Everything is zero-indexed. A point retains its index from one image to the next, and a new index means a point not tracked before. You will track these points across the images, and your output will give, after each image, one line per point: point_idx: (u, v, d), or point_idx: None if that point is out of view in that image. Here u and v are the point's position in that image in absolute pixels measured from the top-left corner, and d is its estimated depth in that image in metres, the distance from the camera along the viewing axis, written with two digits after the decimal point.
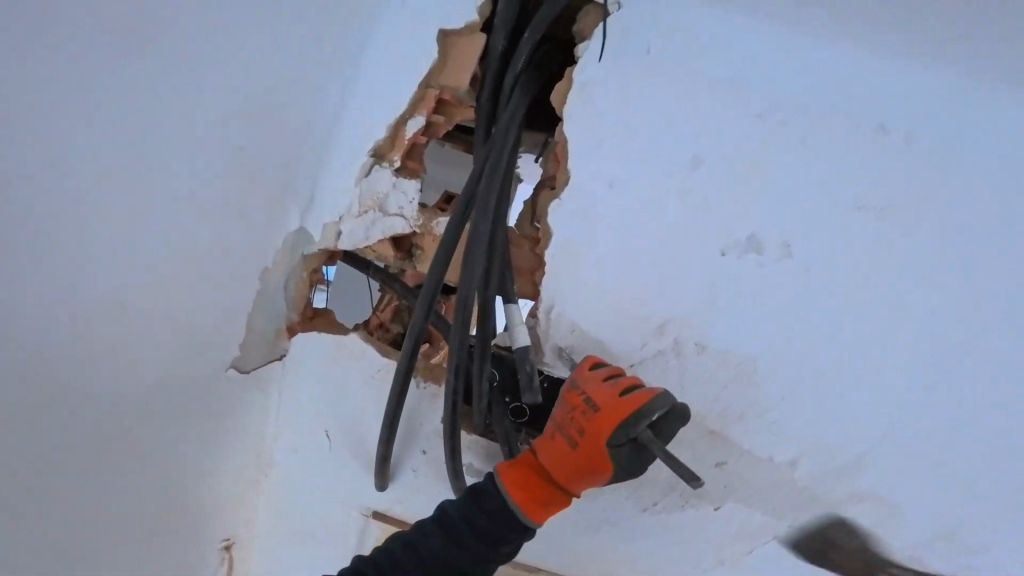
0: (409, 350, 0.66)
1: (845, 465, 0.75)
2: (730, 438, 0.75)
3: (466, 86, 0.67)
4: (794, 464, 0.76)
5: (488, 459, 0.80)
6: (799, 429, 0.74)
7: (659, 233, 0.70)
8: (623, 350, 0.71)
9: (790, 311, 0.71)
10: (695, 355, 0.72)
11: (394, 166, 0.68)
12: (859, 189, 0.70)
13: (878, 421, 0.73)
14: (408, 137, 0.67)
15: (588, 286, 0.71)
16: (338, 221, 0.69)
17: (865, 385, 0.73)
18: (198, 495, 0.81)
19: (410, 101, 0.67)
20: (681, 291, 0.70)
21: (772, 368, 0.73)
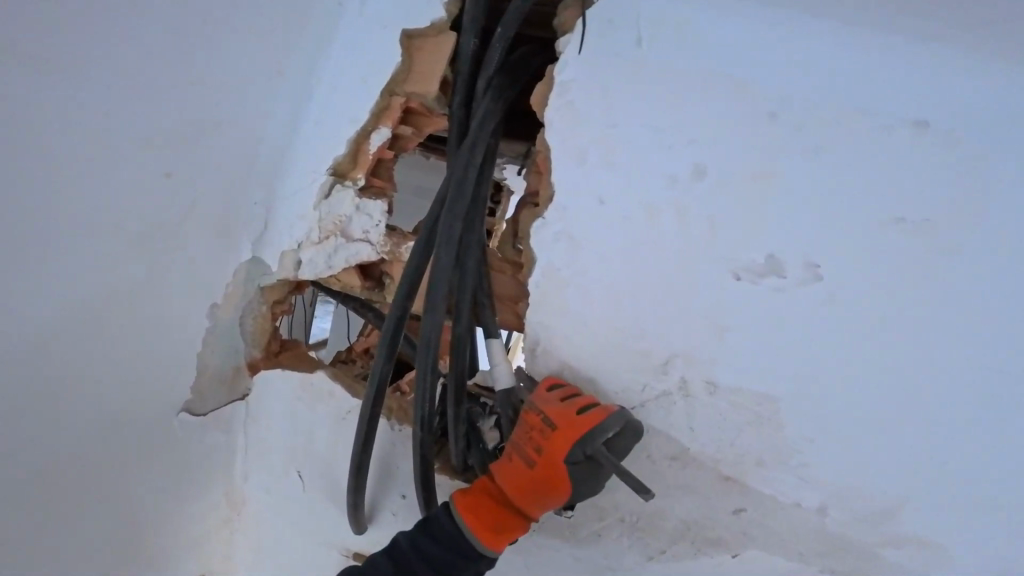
0: (372, 393, 0.58)
1: (885, 513, 0.64)
2: (748, 482, 0.66)
3: (434, 93, 0.59)
4: (823, 512, 0.65)
5: None
6: (830, 474, 0.64)
7: (660, 251, 0.61)
8: (618, 388, 0.62)
9: (816, 340, 0.61)
10: (705, 389, 0.62)
11: (357, 185, 0.61)
12: (897, 198, 0.60)
13: (926, 465, 0.62)
14: (372, 153, 0.60)
15: (576, 316, 0.62)
16: (297, 249, 0.62)
17: (909, 425, 0.62)
18: (175, 532, 0.74)
19: (372, 112, 0.60)
20: (686, 318, 0.61)
21: (796, 405, 0.63)
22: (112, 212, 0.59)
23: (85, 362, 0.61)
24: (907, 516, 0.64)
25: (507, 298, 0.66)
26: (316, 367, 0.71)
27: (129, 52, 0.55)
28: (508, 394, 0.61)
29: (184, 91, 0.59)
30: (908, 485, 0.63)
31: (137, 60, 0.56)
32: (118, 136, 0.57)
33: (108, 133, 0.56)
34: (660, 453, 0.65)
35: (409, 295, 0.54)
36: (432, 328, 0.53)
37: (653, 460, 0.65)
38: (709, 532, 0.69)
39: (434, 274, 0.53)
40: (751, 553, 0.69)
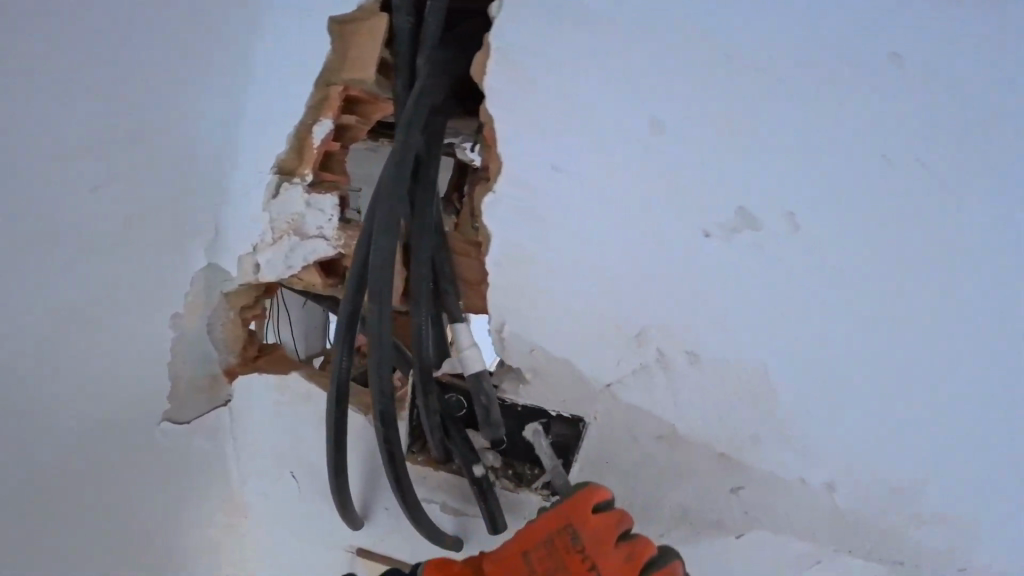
0: (335, 390, 0.57)
1: (908, 488, 0.58)
2: (747, 458, 0.61)
3: (371, 77, 0.57)
4: (831, 486, 0.60)
5: (463, 497, 0.70)
6: (836, 448, 0.58)
7: (625, 220, 0.57)
8: (593, 367, 0.60)
9: (816, 304, 0.54)
10: (688, 363, 0.58)
11: (306, 181, 0.60)
12: (909, 129, 0.49)
13: (956, 438, 0.55)
14: (316, 146, 0.59)
15: (542, 294, 0.59)
16: (254, 251, 0.61)
17: (936, 394, 0.54)
18: (188, 537, 0.77)
19: (309, 104, 0.58)
20: (661, 290, 0.57)
21: (795, 375, 0.57)
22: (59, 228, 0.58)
23: (68, 374, 0.62)
24: (934, 491, 0.57)
25: (473, 281, 0.64)
26: (292, 368, 0.71)
27: (48, 77, 0.54)
28: (477, 379, 0.59)
29: (122, 105, 0.58)
30: (936, 459, 0.56)
31: (55, 83, 0.54)
32: (53, 159, 0.56)
33: (41, 156, 0.55)
34: (648, 434, 0.61)
35: (359, 291, 0.53)
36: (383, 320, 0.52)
37: (641, 441, 0.62)
38: (708, 511, 0.65)
39: (378, 263, 0.51)
40: (756, 531, 0.65)
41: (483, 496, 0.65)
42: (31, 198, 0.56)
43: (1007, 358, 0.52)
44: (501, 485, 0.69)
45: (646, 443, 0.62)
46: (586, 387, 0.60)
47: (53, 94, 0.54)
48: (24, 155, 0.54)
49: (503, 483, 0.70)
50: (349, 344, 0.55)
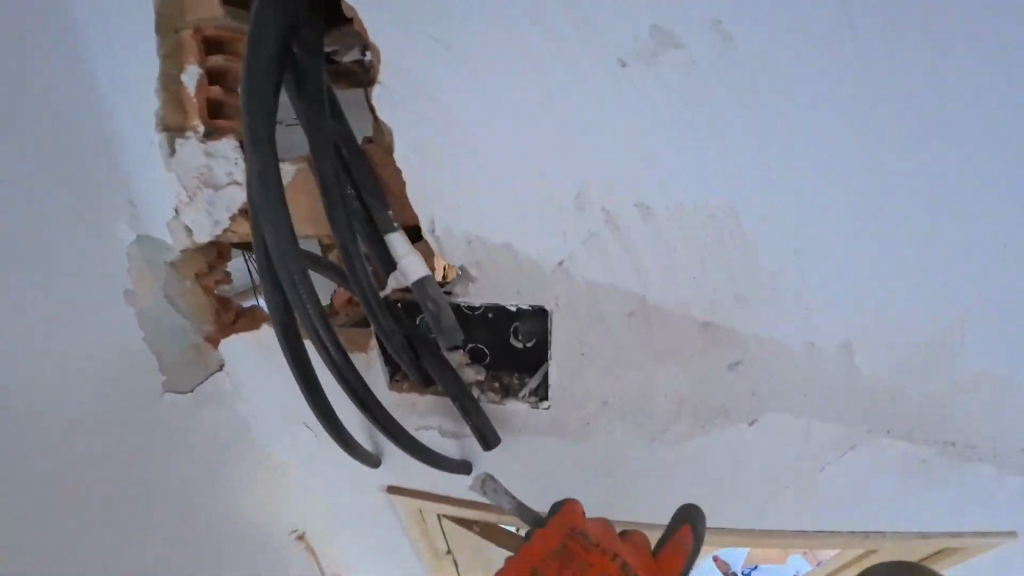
0: (280, 329, 0.54)
1: (944, 318, 0.49)
2: (742, 326, 0.53)
3: (219, 7, 0.51)
4: (847, 346, 0.52)
5: (456, 417, 0.69)
6: (844, 285, 0.49)
7: (537, 73, 0.44)
8: (537, 250, 0.53)
9: (799, 115, 0.42)
10: (648, 230, 0.49)
11: (198, 133, 0.57)
12: None
13: (998, 234, 0.43)
14: (194, 96, 0.55)
15: (461, 184, 0.52)
16: (179, 215, 0.61)
17: (967, 187, 0.42)
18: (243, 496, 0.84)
19: (157, 47, 0.52)
20: (591, 148, 0.47)
21: (782, 215, 0.46)
22: None
23: None
24: (977, 312, 0.48)
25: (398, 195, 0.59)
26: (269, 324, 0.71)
27: None
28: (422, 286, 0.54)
29: None
30: (976, 274, 0.46)
31: None
32: None
33: None
34: (618, 315, 0.55)
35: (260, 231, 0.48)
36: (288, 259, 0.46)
37: (615, 327, 0.56)
38: (715, 393, 0.59)
39: (264, 183, 0.44)
40: (774, 404, 0.58)
41: (469, 409, 0.63)
42: None
43: None
44: (490, 400, 0.66)
45: (622, 329, 0.56)
46: (540, 279, 0.55)
47: None
48: None
49: (491, 396, 0.67)
50: (273, 280, 0.51)
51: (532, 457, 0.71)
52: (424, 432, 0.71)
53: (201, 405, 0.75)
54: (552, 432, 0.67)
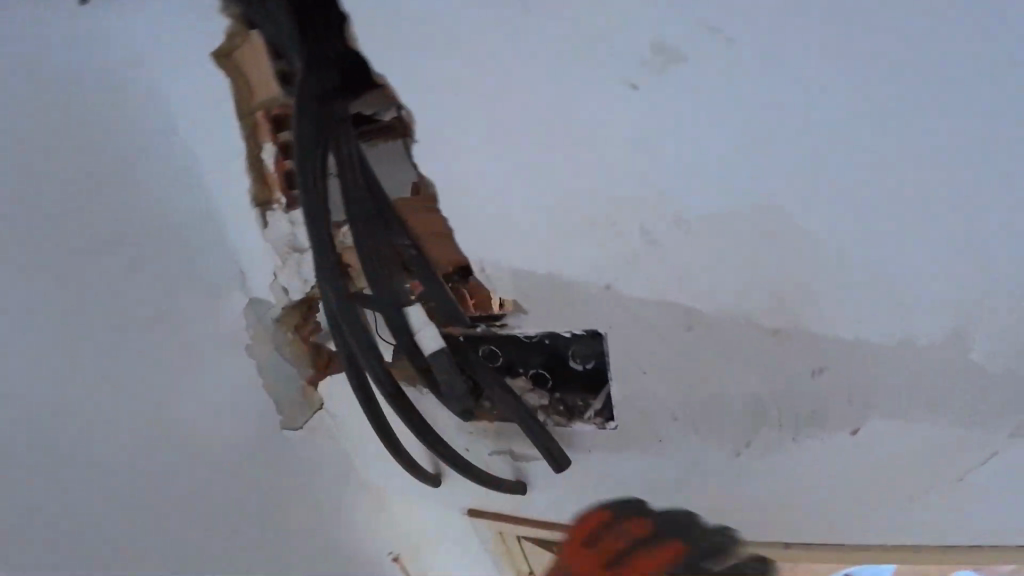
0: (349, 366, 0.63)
1: (985, 202, 0.40)
2: (798, 290, 0.48)
3: (278, 91, 0.57)
4: (925, 341, 0.46)
5: (507, 440, 0.73)
6: (901, 285, 0.45)
7: (471, 89, 0.50)
8: (589, 276, 0.54)
9: (717, 35, 0.41)
10: (640, 209, 0.49)
11: (281, 205, 0.65)
12: None
13: None
14: (273, 171, 0.63)
15: (502, 222, 0.56)
16: (277, 278, 0.71)
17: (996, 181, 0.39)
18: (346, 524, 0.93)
19: (245, 138, 0.60)
20: (603, 179, 0.50)
21: (758, 131, 0.43)
22: None
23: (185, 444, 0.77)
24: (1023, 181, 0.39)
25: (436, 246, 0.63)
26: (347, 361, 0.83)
27: None
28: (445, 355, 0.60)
29: None
30: (983, 138, 0.39)
31: None
32: None
33: None
34: (673, 329, 0.54)
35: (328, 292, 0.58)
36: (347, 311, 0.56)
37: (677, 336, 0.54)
38: (801, 393, 0.53)
39: (303, 160, 0.52)
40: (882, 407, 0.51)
41: (532, 429, 0.65)
42: None
43: None
44: (554, 423, 0.68)
45: (686, 336, 0.54)
46: (591, 297, 0.56)
47: None
48: None
49: (556, 419, 0.68)
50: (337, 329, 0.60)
51: (609, 472, 0.69)
52: (519, 456, 0.74)
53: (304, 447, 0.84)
54: (624, 445, 0.66)
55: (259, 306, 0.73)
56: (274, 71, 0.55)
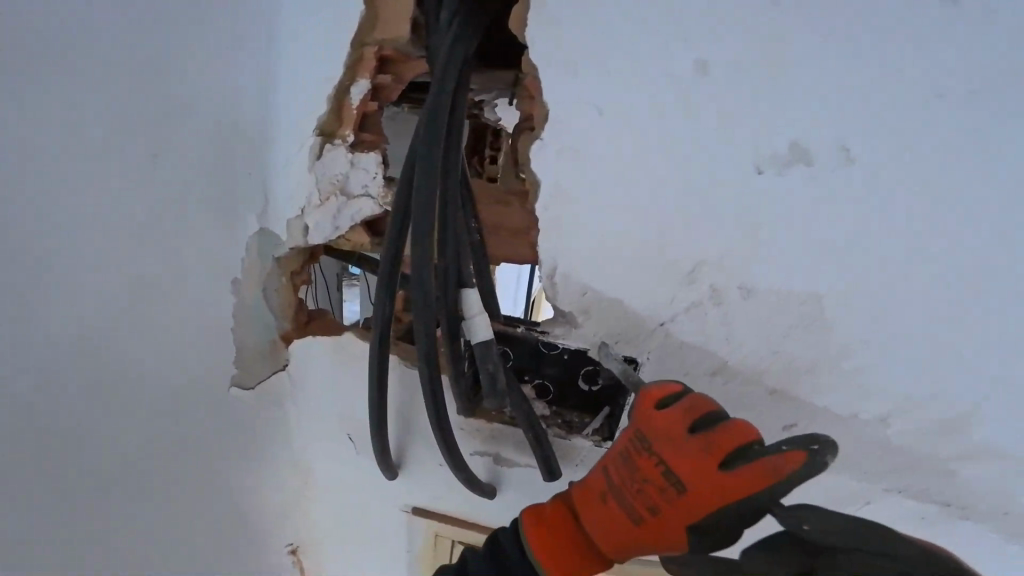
0: (382, 318, 0.61)
1: (958, 334, 0.52)
2: (804, 361, 0.58)
3: (407, 35, 0.57)
4: (883, 423, 0.58)
5: (497, 443, 0.72)
6: (882, 379, 0.56)
7: (596, 119, 0.57)
8: (644, 308, 0.60)
9: (843, 152, 0.51)
10: (702, 259, 0.57)
11: (347, 142, 0.62)
12: (940, 55, 0.47)
13: (1011, 364, 0.51)
14: (355, 108, 0.61)
15: (582, 236, 0.60)
16: (302, 215, 0.65)
17: (971, 323, 0.52)
18: (257, 496, 0.81)
19: (345, 66, 0.59)
20: (683, 227, 0.57)
21: (816, 228, 0.54)
22: (118, 216, 0.64)
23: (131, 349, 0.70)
24: (949, 306, 0.52)
25: (501, 236, 0.67)
26: (344, 329, 0.73)
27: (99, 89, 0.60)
28: (487, 346, 0.60)
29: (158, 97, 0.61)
30: (970, 287, 0.51)
31: (88, 84, 0.59)
32: (114, 154, 0.62)
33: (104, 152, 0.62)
34: (697, 370, 0.61)
35: (399, 238, 0.57)
36: (415, 265, 0.54)
37: (697, 375, 0.62)
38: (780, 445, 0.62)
39: (429, 105, 0.53)
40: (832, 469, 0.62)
41: (539, 436, 0.64)
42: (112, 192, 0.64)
43: None
44: (554, 434, 0.69)
45: (704, 378, 0.62)
46: (636, 325, 0.62)
47: (100, 99, 0.60)
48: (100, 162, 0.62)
49: (556, 431, 0.70)
50: (391, 279, 0.59)
51: None
52: (507, 462, 0.73)
53: (262, 410, 0.78)
54: None
55: (269, 242, 0.67)
56: (412, 14, 0.57)
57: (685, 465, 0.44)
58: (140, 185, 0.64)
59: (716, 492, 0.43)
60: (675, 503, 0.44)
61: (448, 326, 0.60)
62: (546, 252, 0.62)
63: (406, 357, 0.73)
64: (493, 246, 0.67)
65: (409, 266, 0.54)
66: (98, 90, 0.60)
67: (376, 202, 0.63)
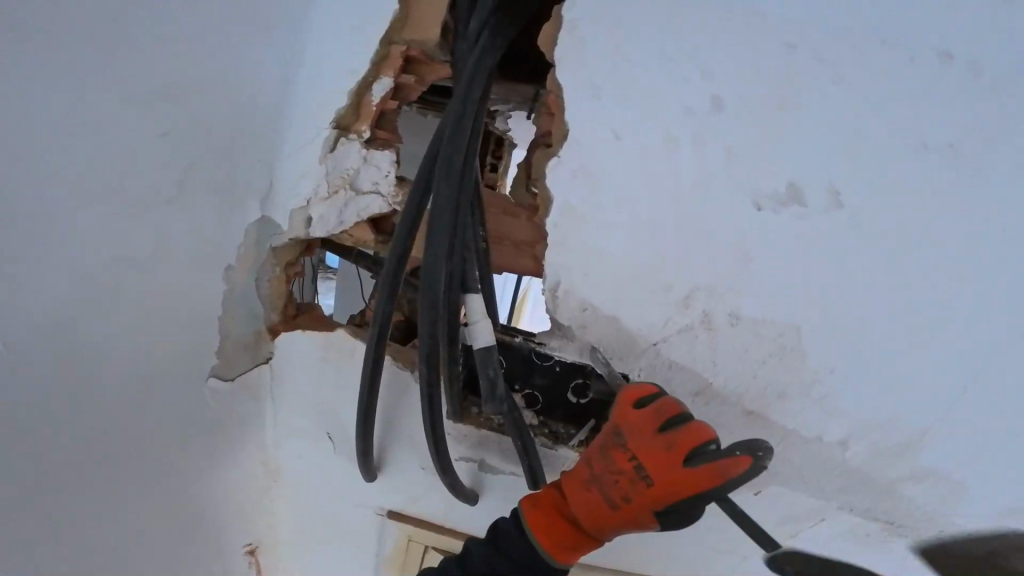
0: (382, 314, 0.60)
1: (912, 370, 0.59)
2: (781, 386, 0.62)
3: (436, 39, 0.60)
4: (844, 447, 0.63)
5: (482, 449, 0.73)
6: (848, 407, 0.61)
7: (615, 141, 0.60)
8: (641, 328, 0.63)
9: (830, 197, 0.56)
10: (699, 284, 0.60)
11: (362, 137, 0.63)
12: (910, 125, 0.54)
13: (950, 399, 0.59)
14: (375, 104, 0.62)
15: (588, 253, 0.62)
16: (306, 206, 0.65)
17: (921, 361, 0.58)
18: (218, 493, 0.76)
19: (371, 61, 0.61)
20: (685, 252, 0.60)
21: (803, 264, 0.58)
22: (100, 181, 0.59)
23: (93, 328, 0.63)
24: (905, 344, 0.58)
25: (506, 244, 0.68)
26: (335, 326, 0.71)
27: (100, 46, 0.56)
28: (487, 352, 0.61)
29: (170, 66, 0.59)
30: (921, 329, 0.58)
31: (90, 39, 0.56)
32: (105, 115, 0.58)
33: (93, 112, 0.58)
34: (683, 390, 0.64)
35: (409, 236, 0.57)
36: (425, 265, 0.54)
37: (683, 395, 0.65)
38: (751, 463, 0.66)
39: (454, 109, 0.53)
40: (796, 488, 0.66)
41: (529, 446, 0.65)
42: (95, 155, 0.59)
43: (1000, 327, 0.56)
44: (541, 443, 0.70)
45: (688, 398, 0.65)
46: (633, 344, 0.64)
47: (99, 56, 0.56)
48: (87, 121, 0.57)
49: (543, 441, 0.71)
50: (394, 277, 0.57)
51: None
52: (491, 468, 0.73)
53: (236, 399, 0.75)
54: None
55: (269, 230, 0.68)
56: (443, 19, 0.60)
57: (653, 460, 0.48)
58: (131, 151, 0.60)
59: (679, 485, 0.47)
60: (641, 493, 0.48)
61: (448, 329, 0.60)
62: (552, 264, 0.63)
63: (398, 358, 0.72)
64: (498, 255, 0.68)
65: (420, 269, 0.54)
66: (100, 46, 0.56)
67: (384, 201, 0.64)
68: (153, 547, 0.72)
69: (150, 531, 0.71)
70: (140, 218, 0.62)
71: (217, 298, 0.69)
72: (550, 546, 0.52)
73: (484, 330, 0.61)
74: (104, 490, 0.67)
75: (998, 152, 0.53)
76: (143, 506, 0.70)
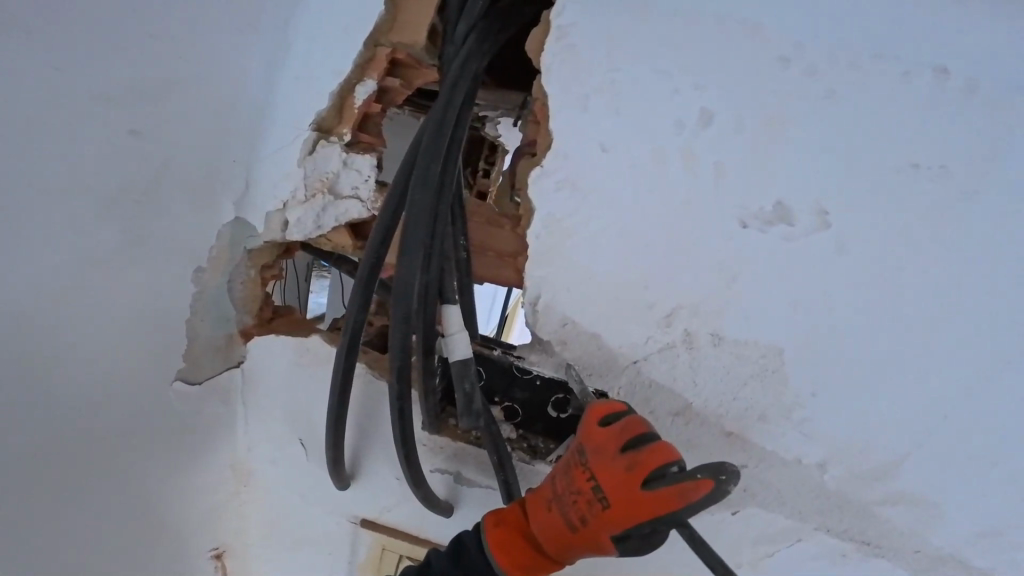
0: (355, 322, 0.58)
1: (890, 395, 0.58)
2: (761, 407, 0.62)
3: (422, 42, 0.59)
4: (822, 469, 0.62)
5: (457, 462, 0.71)
6: (827, 431, 0.61)
7: (599, 154, 0.59)
8: (621, 345, 0.62)
9: (814, 219, 0.56)
10: (682, 301, 0.60)
11: (343, 140, 0.62)
12: (892, 151, 0.54)
13: (926, 424, 0.58)
14: (358, 107, 0.61)
15: (570, 266, 0.61)
16: (283, 209, 0.64)
17: (900, 386, 0.58)
18: (185, 497, 0.73)
19: (356, 63, 0.60)
20: (668, 269, 0.59)
21: (785, 285, 0.58)
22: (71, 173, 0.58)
23: (59, 323, 0.60)
24: (884, 369, 0.58)
25: (488, 254, 0.66)
26: (310, 331, 0.69)
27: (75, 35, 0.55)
28: (463, 365, 0.59)
29: (149, 58, 0.58)
30: (900, 354, 0.57)
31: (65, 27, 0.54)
32: (77, 105, 0.56)
33: (65, 101, 0.56)
34: (662, 408, 0.64)
35: (384, 243, 0.55)
36: (399, 275, 0.53)
37: (662, 413, 0.64)
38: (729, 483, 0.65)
39: (435, 116, 0.52)
40: (774, 510, 0.66)
41: (503, 461, 0.63)
42: (66, 147, 0.57)
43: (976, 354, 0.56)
44: (518, 458, 0.69)
45: (668, 416, 0.64)
46: (612, 360, 0.63)
47: (74, 45, 0.55)
48: (59, 111, 0.56)
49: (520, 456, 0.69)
50: (367, 284, 0.56)
51: None
52: (467, 481, 0.72)
53: (207, 402, 0.72)
54: None
55: (243, 232, 0.66)
56: (430, 22, 0.59)
57: (611, 480, 0.47)
58: (104, 144, 0.58)
59: (636, 508, 0.45)
60: (598, 515, 0.47)
61: (423, 340, 0.59)
62: (533, 277, 0.62)
63: (374, 365, 0.70)
64: (479, 264, 0.67)
65: (393, 279, 0.53)
66: (75, 35, 0.55)
67: (364, 206, 0.62)
68: (115, 556, 0.68)
69: (111, 539, 0.68)
70: (111, 213, 0.60)
71: (188, 299, 0.67)
72: (508, 564, 0.51)
73: (460, 342, 0.59)
74: (63, 497, 0.63)
75: (975, 180, 0.53)
76: (106, 512, 0.67)
